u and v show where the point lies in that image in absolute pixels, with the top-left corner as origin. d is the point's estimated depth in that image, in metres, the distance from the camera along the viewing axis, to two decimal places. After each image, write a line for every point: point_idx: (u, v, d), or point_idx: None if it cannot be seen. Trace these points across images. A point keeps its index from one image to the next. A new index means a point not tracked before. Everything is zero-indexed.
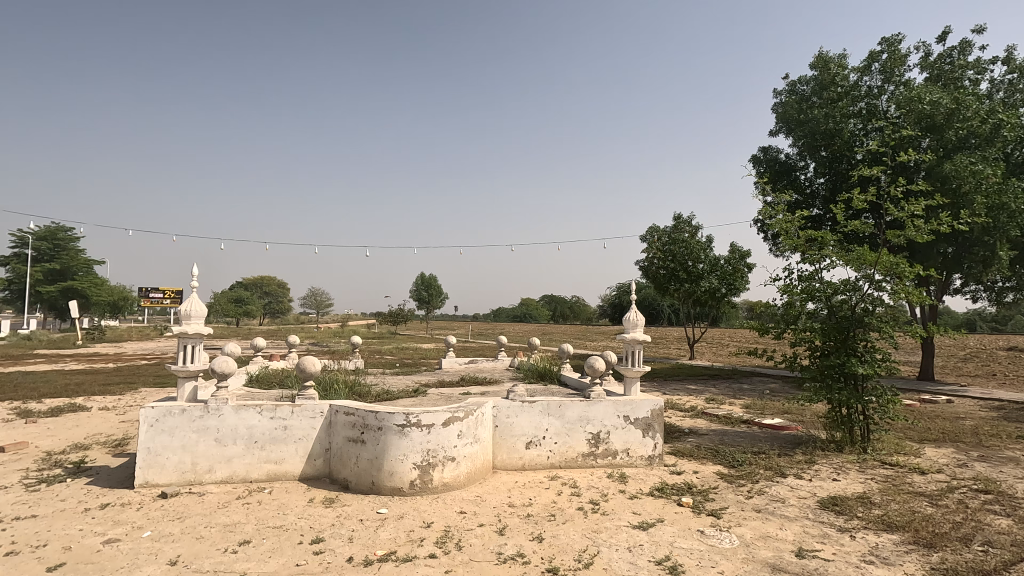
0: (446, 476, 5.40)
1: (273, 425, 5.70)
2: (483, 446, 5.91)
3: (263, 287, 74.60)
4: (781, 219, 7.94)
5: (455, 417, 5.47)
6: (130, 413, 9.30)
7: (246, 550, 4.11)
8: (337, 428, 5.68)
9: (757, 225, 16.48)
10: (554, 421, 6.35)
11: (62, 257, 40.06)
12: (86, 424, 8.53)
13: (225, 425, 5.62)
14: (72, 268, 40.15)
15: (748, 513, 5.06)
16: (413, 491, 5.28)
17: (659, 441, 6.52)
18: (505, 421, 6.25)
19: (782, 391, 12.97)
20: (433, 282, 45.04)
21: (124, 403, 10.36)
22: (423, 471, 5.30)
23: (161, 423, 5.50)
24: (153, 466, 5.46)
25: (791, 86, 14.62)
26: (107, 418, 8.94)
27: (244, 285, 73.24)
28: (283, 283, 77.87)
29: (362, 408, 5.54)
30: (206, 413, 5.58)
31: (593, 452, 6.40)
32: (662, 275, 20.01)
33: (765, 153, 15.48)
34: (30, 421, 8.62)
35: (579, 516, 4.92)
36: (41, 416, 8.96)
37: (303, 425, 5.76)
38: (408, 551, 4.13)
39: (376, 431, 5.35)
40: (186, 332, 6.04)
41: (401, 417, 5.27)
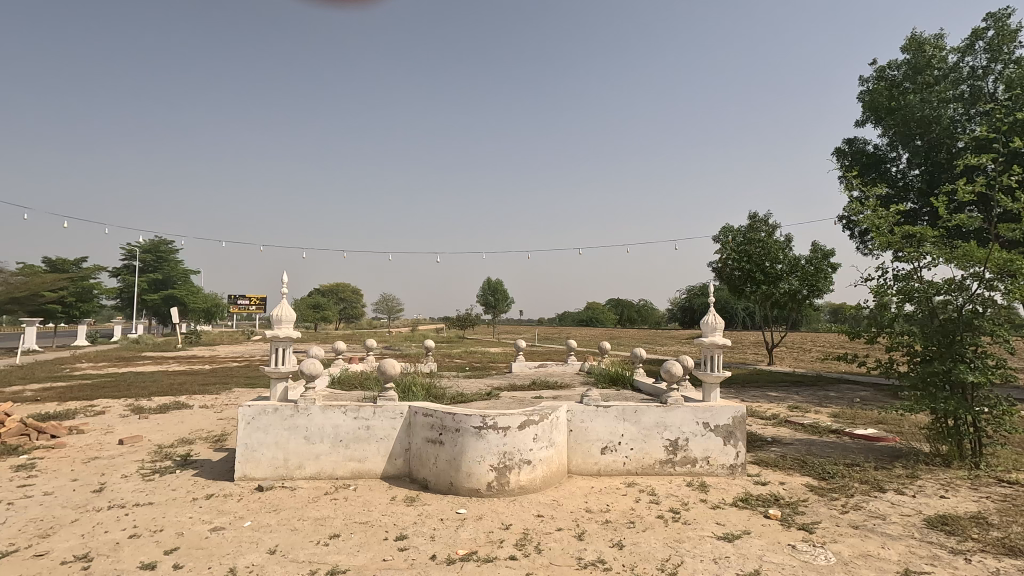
0: (523, 478, 5.44)
1: (357, 425, 5.96)
2: (559, 450, 5.91)
3: (339, 293, 78.41)
4: (872, 214, 7.40)
5: (530, 420, 5.50)
6: (227, 412, 10.05)
7: (337, 543, 4.32)
8: (416, 428, 5.87)
9: (843, 221, 15.47)
10: (630, 426, 6.24)
11: (165, 268, 44.00)
12: (190, 420, 9.31)
13: (313, 424, 5.93)
14: (173, 277, 43.99)
15: (844, 529, 4.74)
16: (490, 493, 5.34)
17: (741, 449, 6.24)
18: (580, 425, 6.21)
19: (876, 400, 12.04)
20: (500, 287, 45.59)
21: (221, 402, 11.20)
22: (499, 473, 5.36)
23: (256, 420, 5.88)
24: (250, 461, 5.85)
25: (879, 72, 13.69)
26: (207, 415, 9.71)
27: (322, 292, 77.47)
28: (357, 290, 81.46)
29: (441, 410, 5.69)
30: (297, 412, 5.92)
31: (671, 460, 6.23)
32: (736, 276, 19.18)
33: (851, 144, 14.54)
34: (142, 417, 9.51)
35: (659, 525, 4.79)
36: (151, 413, 9.84)
37: (384, 425, 5.98)
38: (488, 551, 4.19)
39: (454, 432, 5.48)
40: (278, 336, 6.42)
41: (478, 419, 5.37)
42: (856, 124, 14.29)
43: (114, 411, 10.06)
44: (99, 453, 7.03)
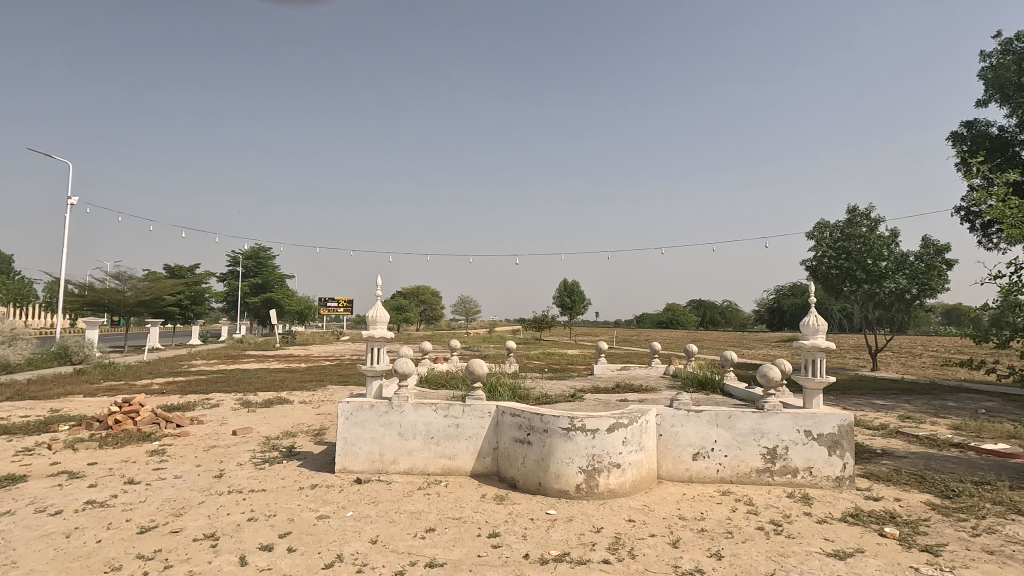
0: (612, 482, 5.36)
1: (447, 423, 6.14)
2: (648, 455, 5.77)
3: (420, 296, 81.16)
4: (1000, 204, 6.61)
5: (619, 423, 5.41)
6: (324, 407, 10.69)
7: (433, 537, 4.47)
8: (504, 428, 5.95)
9: (962, 212, 13.98)
10: (723, 432, 5.98)
11: (264, 273, 47.43)
12: (292, 415, 10.00)
13: (407, 421, 6.18)
14: (271, 282, 47.41)
15: (977, 554, 4.27)
16: (579, 495, 5.31)
17: (849, 461, 5.81)
18: (671, 430, 6.03)
19: (1006, 411, 10.75)
20: (576, 288, 45.27)
21: (318, 398, 11.92)
22: (588, 475, 5.32)
23: (354, 416, 6.20)
24: (350, 455, 6.19)
25: (1004, 46, 12.27)
26: (307, 410, 10.37)
27: (404, 295, 80.58)
28: (436, 292, 83.98)
29: (528, 410, 5.73)
30: (391, 409, 6.19)
31: (769, 469, 5.90)
32: (834, 275, 17.84)
33: (970, 128, 13.13)
34: (251, 411, 10.32)
35: (760, 537, 4.55)
36: (258, 407, 10.67)
37: (473, 424, 6.12)
38: (581, 553, 4.17)
39: (542, 432, 5.50)
40: (373, 335, 6.73)
41: (566, 420, 5.36)
42: (977, 104, 12.88)
43: (227, 405, 11.00)
44: (217, 442, 7.72)
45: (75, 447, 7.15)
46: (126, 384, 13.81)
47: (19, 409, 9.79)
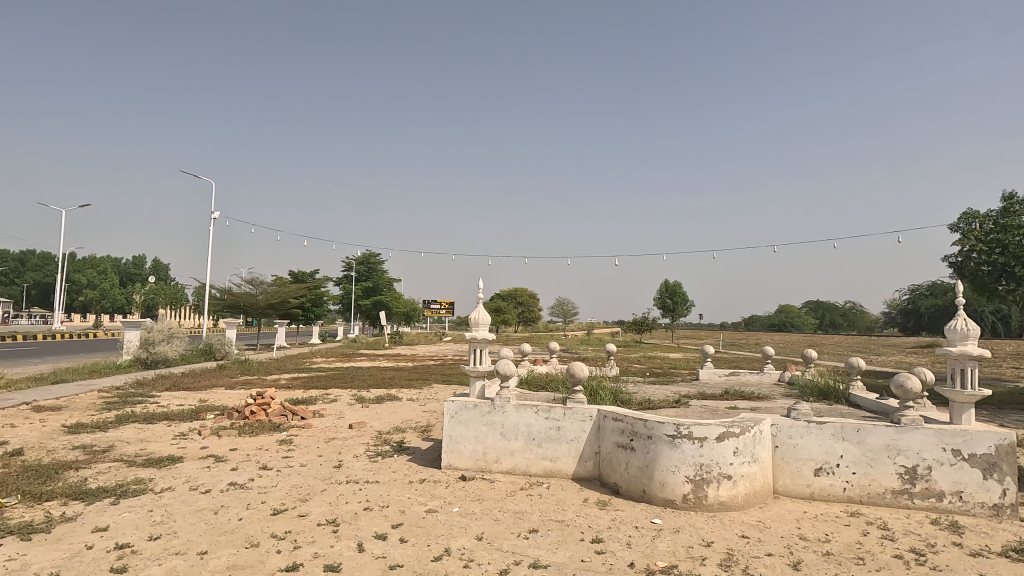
0: (722, 494, 5.08)
1: (548, 425, 6.15)
2: (763, 468, 5.39)
3: (518, 298, 82.27)
4: None
5: (730, 432, 5.11)
6: (429, 405, 11.18)
7: (536, 538, 4.50)
8: (606, 432, 5.85)
9: None
10: (851, 447, 5.44)
11: (374, 277, 50.06)
12: (401, 411, 10.56)
13: (509, 422, 6.28)
14: (381, 285, 50.18)
15: None
16: (687, 505, 5.09)
17: (1010, 487, 5.03)
18: (788, 442, 5.60)
19: None
20: (679, 289, 43.51)
21: (424, 396, 12.49)
22: (696, 485, 5.08)
23: (459, 415, 6.41)
24: (455, 452, 6.41)
25: None
26: (414, 408, 10.90)
27: (502, 297, 82.18)
28: (534, 294, 84.74)
29: (631, 415, 5.59)
30: (493, 409, 6.32)
31: (907, 491, 5.27)
32: (985, 272, 15.63)
33: None
34: (365, 406, 11.05)
35: (898, 567, 4.08)
36: (370, 403, 11.39)
37: (574, 427, 6.08)
38: (690, 567, 3.98)
39: (646, 439, 5.34)
40: (476, 337, 6.92)
41: (671, 427, 5.16)
42: None
43: (343, 400, 11.86)
44: (335, 434, 8.34)
45: (219, 433, 8.07)
46: (259, 379, 15.38)
47: (176, 399, 11.24)
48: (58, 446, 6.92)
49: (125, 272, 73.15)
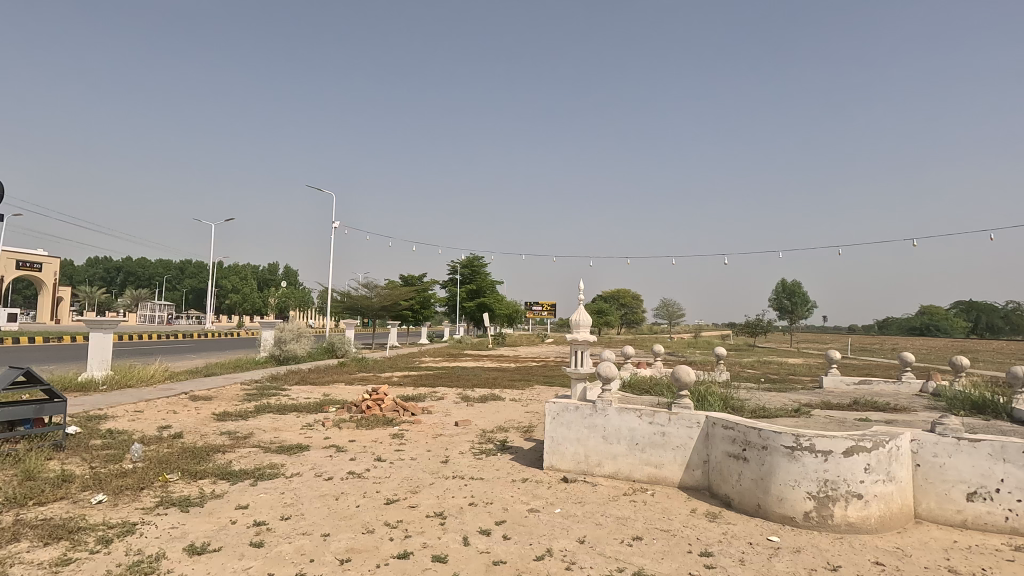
0: (851, 514, 4.61)
1: (652, 430, 5.96)
2: (901, 488, 4.82)
3: (620, 299, 80.75)
4: None
5: (860, 446, 4.62)
6: (532, 406, 11.31)
7: (640, 546, 4.37)
8: (715, 440, 5.55)
9: None
10: (1014, 470, 4.69)
11: (478, 280, 51.48)
12: (504, 411, 10.78)
13: (611, 425, 6.16)
14: (484, 288, 51.54)
15: None
16: (808, 524, 4.68)
17: None
18: (933, 460, 4.95)
19: None
20: (798, 289, 40.29)
21: (526, 397, 12.66)
22: (819, 503, 4.65)
23: (560, 416, 6.40)
24: (556, 453, 6.41)
25: None
26: (516, 408, 11.08)
27: (605, 299, 81.09)
28: (637, 295, 82.70)
29: (744, 423, 5.26)
30: (595, 412, 6.24)
31: None
32: None
33: None
34: (470, 405, 11.43)
35: None
36: (475, 402, 11.75)
37: (680, 433, 5.83)
38: None
39: (761, 449, 4.99)
40: (576, 339, 6.88)
41: (790, 438, 4.78)
42: None
43: (450, 398, 12.36)
44: (443, 431, 8.71)
45: (340, 425, 8.76)
46: (374, 376, 16.49)
47: (304, 392, 12.38)
48: (210, 431, 7.91)
49: (262, 279, 81.87)
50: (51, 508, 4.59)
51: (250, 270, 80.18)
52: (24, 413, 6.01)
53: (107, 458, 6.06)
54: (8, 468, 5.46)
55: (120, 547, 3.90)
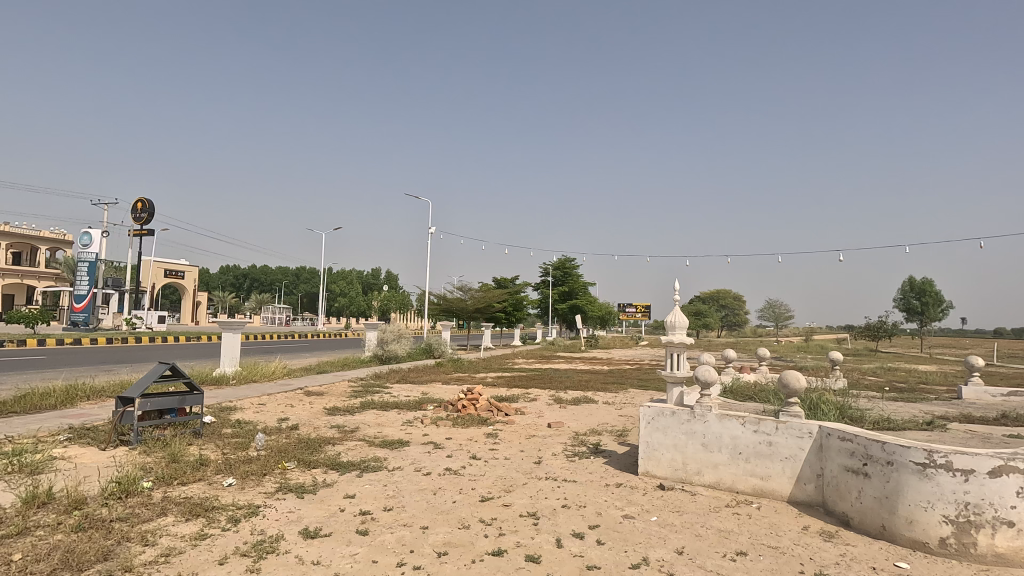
0: (1000, 544, 4.03)
1: (757, 439, 5.58)
2: None
3: (721, 300, 76.79)
4: None
5: (1010, 466, 4.03)
6: (626, 410, 11.06)
7: (745, 562, 4.12)
8: (830, 453, 5.10)
9: None
10: None
11: (570, 281, 51.26)
12: (598, 414, 10.62)
13: (711, 432, 5.86)
14: (576, 289, 51.23)
15: None
16: (945, 552, 4.16)
17: None
18: None
19: None
20: (930, 287, 36.01)
21: (620, 400, 12.39)
22: (959, 529, 4.12)
23: (656, 421, 6.18)
24: (652, 459, 6.20)
25: None
26: (610, 411, 10.89)
27: (703, 300, 77.52)
28: (740, 296, 78.22)
29: (864, 435, 4.78)
30: (693, 417, 5.96)
31: None
32: None
33: None
34: (562, 407, 11.39)
35: None
36: (568, 404, 11.70)
37: (789, 443, 5.41)
38: None
39: (885, 464, 4.52)
40: (672, 341, 6.60)
41: (921, 454, 4.28)
42: None
43: (543, 399, 12.40)
44: (536, 432, 8.76)
45: (437, 423, 9.10)
46: (470, 376, 16.95)
47: (405, 390, 13.01)
48: (321, 424, 8.54)
49: (367, 283, 87.29)
50: (191, 487, 5.19)
51: (356, 275, 85.77)
52: (170, 403, 6.86)
53: (236, 445, 6.75)
54: (159, 450, 6.25)
55: (246, 527, 4.32)
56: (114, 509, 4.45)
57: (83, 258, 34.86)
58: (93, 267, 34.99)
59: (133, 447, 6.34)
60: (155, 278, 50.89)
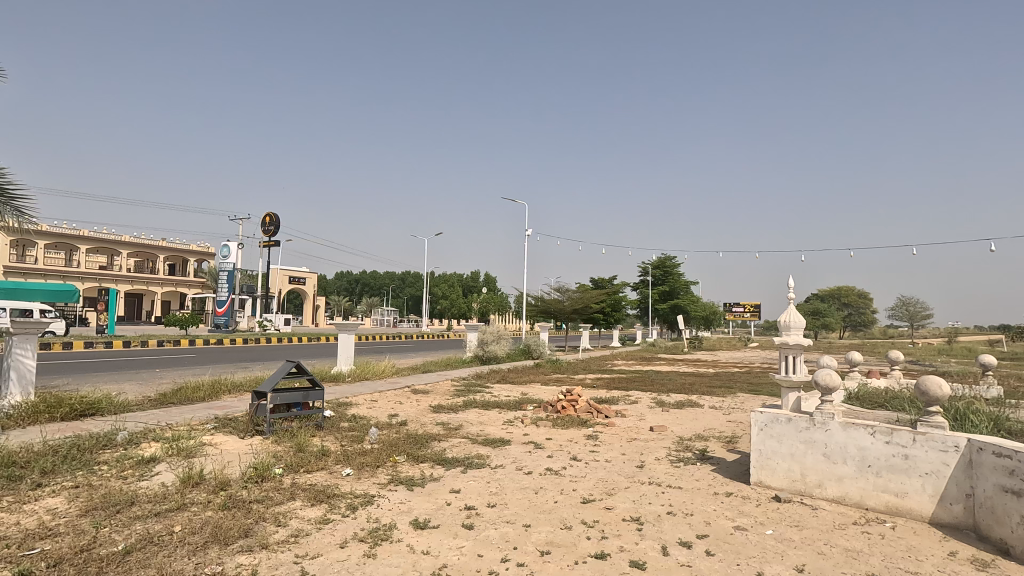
0: None
1: (891, 451, 5.03)
2: None
3: (842, 298, 70.18)
4: None
5: None
6: (735, 415, 10.46)
7: None
8: (983, 470, 4.47)
9: None
10: None
11: (671, 281, 49.51)
12: (704, 418, 10.14)
13: (834, 442, 5.37)
14: (677, 288, 49.38)
15: None
16: None
17: None
18: None
19: None
20: None
21: (728, 405, 11.73)
22: None
23: (769, 428, 5.78)
24: (766, 468, 5.81)
25: None
26: (717, 416, 10.35)
27: (822, 298, 71.33)
28: (865, 293, 70.98)
29: None
30: (813, 425, 5.50)
31: None
32: None
33: None
34: (665, 410, 11.00)
35: None
36: (671, 408, 11.28)
37: (930, 457, 4.82)
38: None
39: None
40: (787, 343, 6.12)
41: None
42: None
43: (644, 402, 12.08)
44: (638, 435, 8.54)
45: (537, 423, 9.19)
46: (569, 377, 16.91)
47: (505, 390, 13.28)
48: (427, 421, 8.96)
49: (467, 285, 90.26)
50: (315, 475, 5.67)
51: (457, 278, 88.91)
52: (296, 397, 7.54)
53: (353, 438, 7.26)
54: (287, 440, 6.90)
55: (363, 514, 4.64)
56: (252, 491, 4.98)
57: (223, 267, 39.49)
58: (231, 276, 39.43)
59: (266, 436, 7.06)
60: (281, 284, 56.24)
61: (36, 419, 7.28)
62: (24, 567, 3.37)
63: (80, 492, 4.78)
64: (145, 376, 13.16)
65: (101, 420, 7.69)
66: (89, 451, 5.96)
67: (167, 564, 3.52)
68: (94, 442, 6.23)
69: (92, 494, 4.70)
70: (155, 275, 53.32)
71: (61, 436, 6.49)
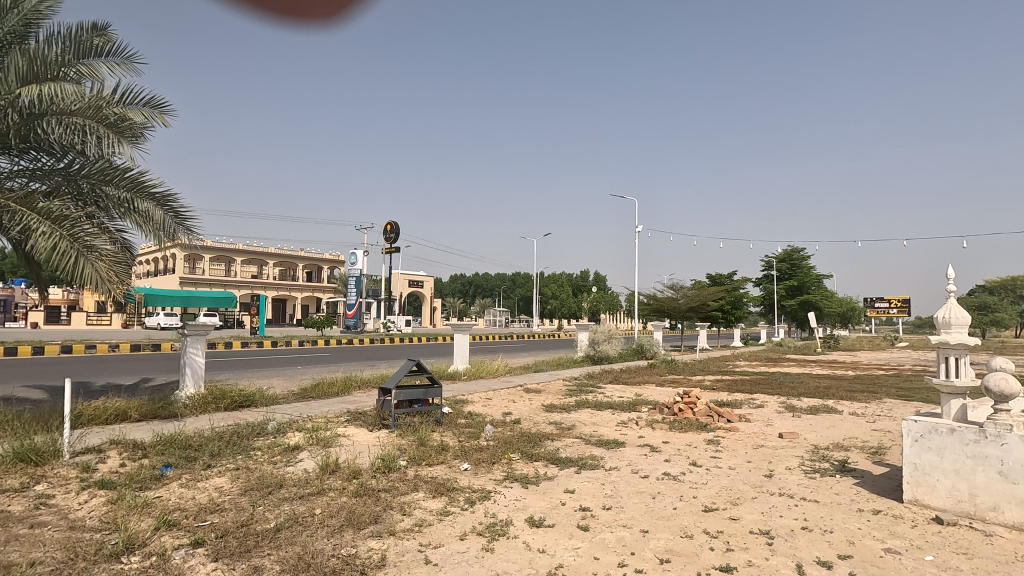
0: None
1: None
2: None
3: (1017, 290, 59.97)
4: None
5: None
6: (882, 422, 9.34)
7: None
8: None
9: None
10: None
11: (799, 274, 45.55)
12: (844, 426, 9.14)
13: (1013, 458, 4.59)
14: (807, 283, 45.28)
15: None
16: None
17: None
18: None
19: None
20: None
21: (872, 412, 10.49)
22: None
23: (927, 439, 5.07)
24: (922, 485, 5.10)
25: None
26: (859, 424, 9.27)
27: (990, 292, 61.51)
28: None
29: None
30: (984, 438, 4.74)
31: None
32: None
33: None
34: (797, 416, 10.09)
35: None
36: (803, 413, 10.33)
37: None
38: None
39: None
40: (947, 343, 5.26)
41: None
42: None
43: (772, 407, 11.16)
44: (765, 442, 7.93)
45: (653, 426, 8.88)
46: (686, 379, 16.21)
47: (617, 391, 13.04)
48: (541, 420, 9.04)
49: (576, 284, 90.15)
50: (435, 468, 5.97)
51: (566, 278, 88.71)
52: (417, 394, 7.99)
53: (470, 435, 7.54)
54: (410, 434, 7.34)
55: (481, 509, 4.79)
56: (380, 481, 5.36)
57: (351, 274, 43.04)
58: (358, 280, 42.73)
59: (391, 429, 7.56)
60: (402, 288, 60.11)
61: (205, 408, 8.43)
62: (199, 537, 3.91)
63: (240, 473, 5.46)
64: (289, 373, 14.73)
65: (255, 410, 8.72)
66: (247, 438, 6.77)
67: (310, 543, 3.90)
68: (250, 430, 7.08)
69: (249, 476, 5.33)
70: (296, 282, 59.39)
71: (225, 424, 7.46)
